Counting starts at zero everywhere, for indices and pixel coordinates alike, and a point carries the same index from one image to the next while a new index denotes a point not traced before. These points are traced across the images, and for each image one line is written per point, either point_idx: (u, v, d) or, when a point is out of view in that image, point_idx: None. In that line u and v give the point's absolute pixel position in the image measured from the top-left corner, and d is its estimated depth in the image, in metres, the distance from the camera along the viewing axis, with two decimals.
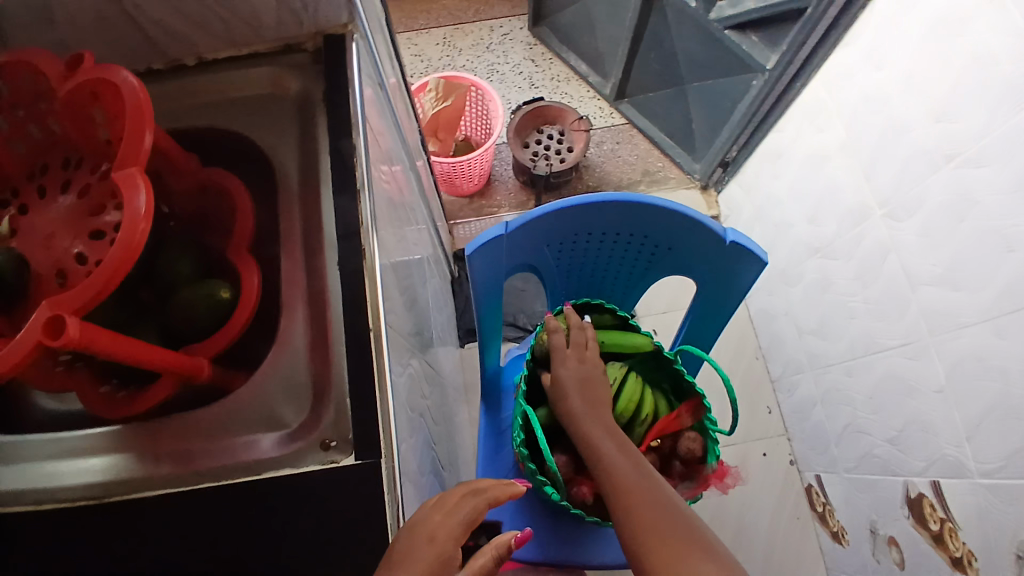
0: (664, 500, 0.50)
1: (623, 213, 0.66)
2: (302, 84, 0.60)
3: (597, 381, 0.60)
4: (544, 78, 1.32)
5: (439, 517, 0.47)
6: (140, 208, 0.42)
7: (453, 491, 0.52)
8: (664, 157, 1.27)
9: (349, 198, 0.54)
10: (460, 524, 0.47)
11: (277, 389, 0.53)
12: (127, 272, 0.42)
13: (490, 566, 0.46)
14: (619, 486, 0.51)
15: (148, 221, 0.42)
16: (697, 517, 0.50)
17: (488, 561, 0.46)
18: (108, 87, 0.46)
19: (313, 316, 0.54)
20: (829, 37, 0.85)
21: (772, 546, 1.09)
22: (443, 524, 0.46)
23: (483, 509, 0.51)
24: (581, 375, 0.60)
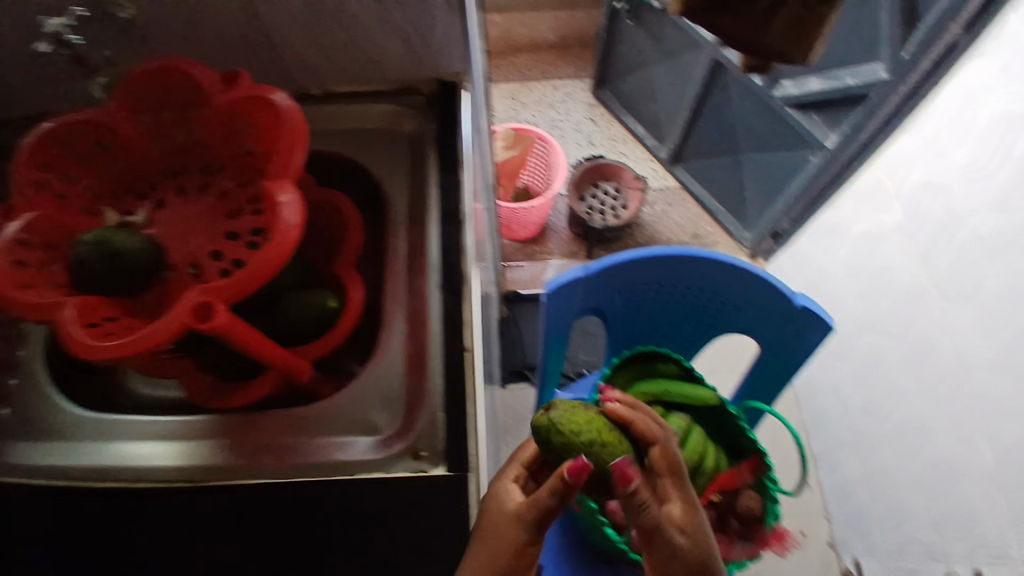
0: None
1: (696, 269, 0.70)
2: (416, 124, 0.65)
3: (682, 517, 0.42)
4: (603, 138, 1.39)
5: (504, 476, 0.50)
6: (291, 219, 0.46)
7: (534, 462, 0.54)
8: (716, 224, 1.32)
9: (454, 228, 0.59)
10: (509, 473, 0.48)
11: (370, 398, 0.56)
12: (275, 272, 0.46)
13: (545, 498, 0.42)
14: None
15: (299, 231, 0.46)
16: None
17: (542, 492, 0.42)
18: (265, 105, 0.50)
19: (412, 333, 0.57)
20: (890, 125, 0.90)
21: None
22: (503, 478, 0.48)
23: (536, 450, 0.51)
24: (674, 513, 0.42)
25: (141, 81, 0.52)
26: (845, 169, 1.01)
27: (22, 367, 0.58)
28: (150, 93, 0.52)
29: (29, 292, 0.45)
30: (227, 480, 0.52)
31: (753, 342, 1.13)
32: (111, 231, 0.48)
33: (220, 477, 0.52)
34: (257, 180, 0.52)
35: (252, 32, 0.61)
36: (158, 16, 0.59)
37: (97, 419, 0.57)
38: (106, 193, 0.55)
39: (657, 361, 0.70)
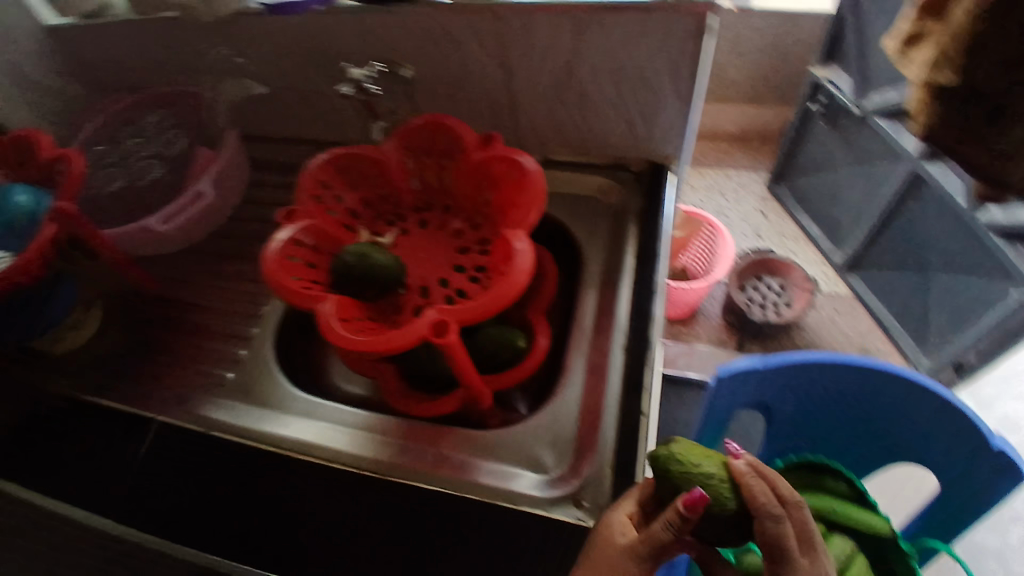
0: None
1: (881, 383, 0.69)
2: (622, 198, 0.70)
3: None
4: (771, 232, 1.38)
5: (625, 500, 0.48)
6: (526, 265, 0.51)
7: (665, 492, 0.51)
8: (888, 341, 1.25)
9: (647, 298, 0.62)
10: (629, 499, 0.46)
11: (543, 437, 0.59)
12: (502, 308, 0.51)
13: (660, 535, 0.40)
14: None
15: (527, 277, 0.51)
16: None
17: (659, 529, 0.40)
18: (512, 166, 0.57)
19: (590, 387, 0.60)
20: None
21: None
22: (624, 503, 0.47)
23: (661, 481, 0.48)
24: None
25: (415, 133, 0.61)
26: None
27: (254, 341, 0.70)
28: (419, 141, 0.62)
29: (301, 285, 0.55)
30: (408, 479, 0.58)
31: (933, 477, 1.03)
32: (370, 249, 0.57)
33: (400, 475, 0.58)
34: (494, 228, 0.61)
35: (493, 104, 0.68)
36: (429, 82, 0.67)
37: (306, 400, 0.66)
38: (359, 213, 0.65)
39: (824, 476, 0.67)
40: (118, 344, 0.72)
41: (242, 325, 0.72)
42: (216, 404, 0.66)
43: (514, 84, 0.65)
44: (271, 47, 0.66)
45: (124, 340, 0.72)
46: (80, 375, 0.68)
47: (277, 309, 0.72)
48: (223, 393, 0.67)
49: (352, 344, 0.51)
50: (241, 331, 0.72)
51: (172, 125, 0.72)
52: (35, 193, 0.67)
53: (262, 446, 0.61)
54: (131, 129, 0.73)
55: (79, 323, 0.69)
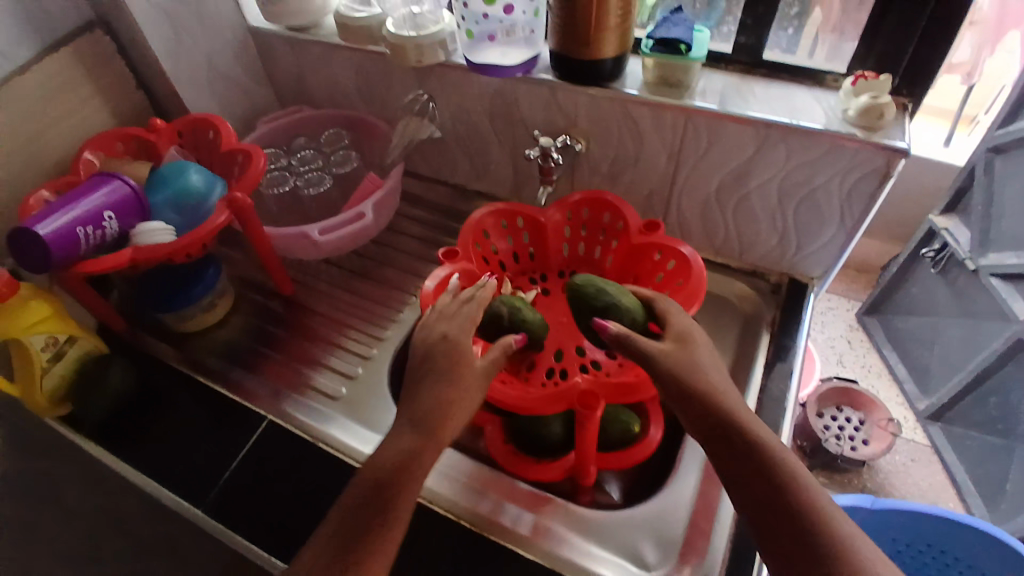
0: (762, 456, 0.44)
1: (979, 542, 0.75)
2: (758, 308, 0.71)
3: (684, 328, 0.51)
4: (855, 363, 1.35)
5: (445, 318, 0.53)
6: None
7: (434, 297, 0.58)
8: (959, 500, 1.17)
9: (774, 413, 0.61)
10: (465, 323, 0.53)
11: (646, 531, 0.58)
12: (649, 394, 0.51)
13: (499, 358, 0.51)
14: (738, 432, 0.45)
15: None
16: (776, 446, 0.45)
17: (499, 356, 0.51)
18: (675, 256, 0.59)
19: (703, 491, 0.59)
20: None
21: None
22: (452, 326, 0.52)
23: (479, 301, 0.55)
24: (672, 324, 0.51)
25: (581, 205, 0.64)
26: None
27: (369, 361, 0.72)
28: (582, 213, 0.65)
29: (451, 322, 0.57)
30: (506, 539, 0.56)
31: None
32: (518, 301, 0.58)
33: (499, 533, 0.56)
34: None
35: (651, 193, 0.71)
36: (591, 161, 0.71)
37: None
38: (507, 264, 0.67)
39: None
40: (240, 334, 0.75)
41: (357, 343, 0.73)
42: (321, 417, 0.66)
43: (679, 177, 0.68)
44: (457, 99, 0.72)
45: (244, 334, 0.76)
46: (199, 359, 0.73)
47: (395, 336, 0.74)
48: (333, 408, 0.68)
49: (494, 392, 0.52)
50: (358, 349, 0.73)
51: (343, 146, 0.78)
52: (208, 175, 0.70)
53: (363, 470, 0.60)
54: (303, 141, 0.79)
55: (212, 307, 0.74)
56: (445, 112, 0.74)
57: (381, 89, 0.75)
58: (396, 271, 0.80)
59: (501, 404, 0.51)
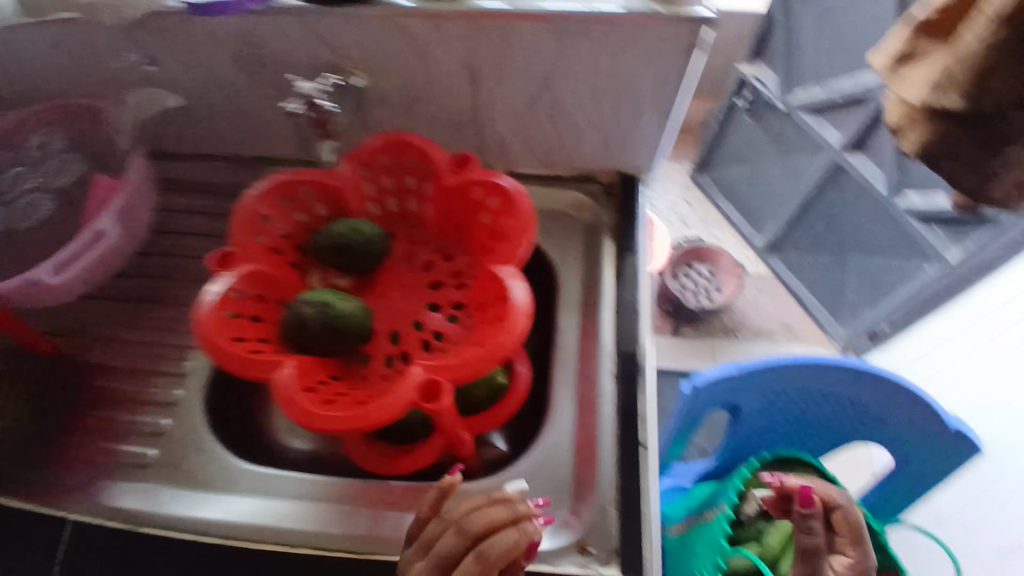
0: None
1: (847, 380, 0.71)
2: (597, 216, 0.68)
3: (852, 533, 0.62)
4: (697, 219, 1.43)
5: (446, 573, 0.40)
6: (527, 308, 0.46)
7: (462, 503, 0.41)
8: (806, 316, 1.30)
9: (630, 321, 0.60)
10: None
11: (536, 484, 0.55)
12: (506, 358, 0.44)
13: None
14: None
15: (529, 318, 0.45)
16: None
17: None
18: (493, 188, 0.51)
19: (581, 421, 0.57)
20: (1005, 240, 0.91)
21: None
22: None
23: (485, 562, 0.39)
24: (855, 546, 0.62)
25: (372, 152, 0.53)
26: (939, 295, 1.05)
27: (177, 408, 0.58)
28: (379, 160, 0.54)
29: (243, 350, 0.45)
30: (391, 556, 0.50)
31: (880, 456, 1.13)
32: (328, 293, 0.49)
33: (375, 549, 0.51)
34: (474, 257, 0.55)
35: (459, 117, 0.62)
36: (380, 97, 0.60)
37: (244, 471, 0.55)
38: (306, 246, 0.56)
39: (792, 466, 0.72)
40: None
41: (157, 386, 0.60)
42: (136, 490, 0.54)
43: (483, 94, 0.59)
44: (192, 51, 0.56)
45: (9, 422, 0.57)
46: None
47: (201, 363, 0.60)
48: (146, 477, 0.55)
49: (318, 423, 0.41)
50: (158, 396, 0.59)
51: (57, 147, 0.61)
52: None
53: (206, 542, 0.50)
54: None
55: None
56: (179, 71, 0.59)
57: (91, 60, 0.58)
58: (185, 281, 0.65)
59: (343, 428, 0.41)
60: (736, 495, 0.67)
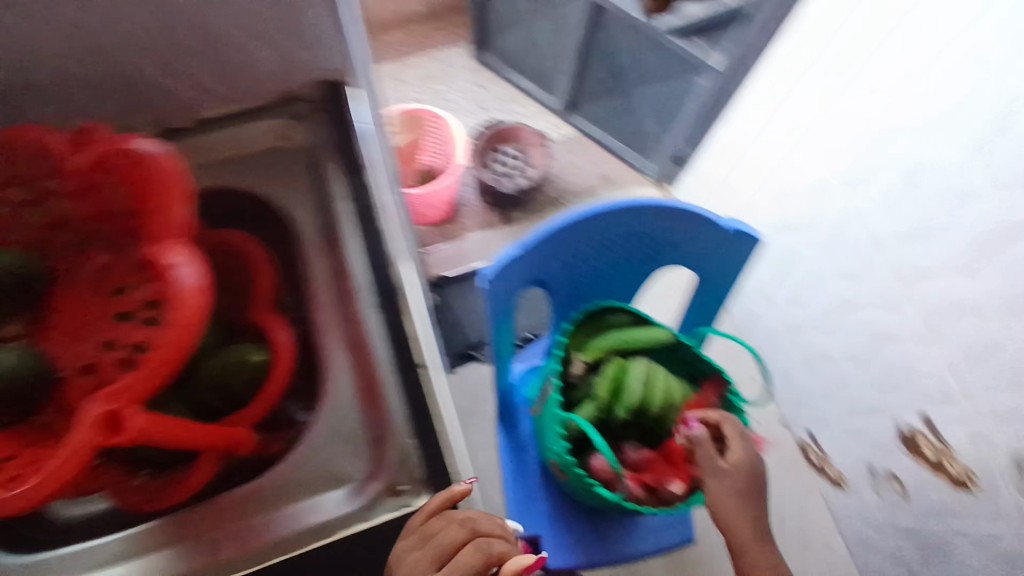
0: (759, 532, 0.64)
1: (626, 216, 0.68)
2: (316, 140, 0.59)
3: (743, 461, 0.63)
4: (492, 100, 1.37)
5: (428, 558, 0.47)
6: (192, 284, 0.46)
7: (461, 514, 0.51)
8: (619, 161, 1.34)
9: (373, 240, 0.55)
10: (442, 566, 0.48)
11: (330, 446, 0.52)
12: (188, 344, 0.45)
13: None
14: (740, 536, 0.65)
15: (199, 291, 0.46)
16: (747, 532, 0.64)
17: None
18: (124, 161, 0.49)
19: (357, 364, 0.53)
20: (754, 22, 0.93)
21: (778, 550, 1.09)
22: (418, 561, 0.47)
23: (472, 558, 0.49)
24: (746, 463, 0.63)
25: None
26: (722, 99, 1.06)
27: None
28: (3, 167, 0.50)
29: None
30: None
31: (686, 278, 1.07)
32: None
33: None
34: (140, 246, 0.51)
35: None
36: None
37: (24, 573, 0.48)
38: None
39: (607, 315, 0.72)
40: None
41: None
42: None
43: None
44: None
45: None
46: None
47: None
48: None
49: (18, 500, 0.41)
50: None
51: None
52: None
53: None
54: None
55: None
56: None
57: None
58: None
59: (27, 503, 0.40)
60: (558, 363, 0.69)
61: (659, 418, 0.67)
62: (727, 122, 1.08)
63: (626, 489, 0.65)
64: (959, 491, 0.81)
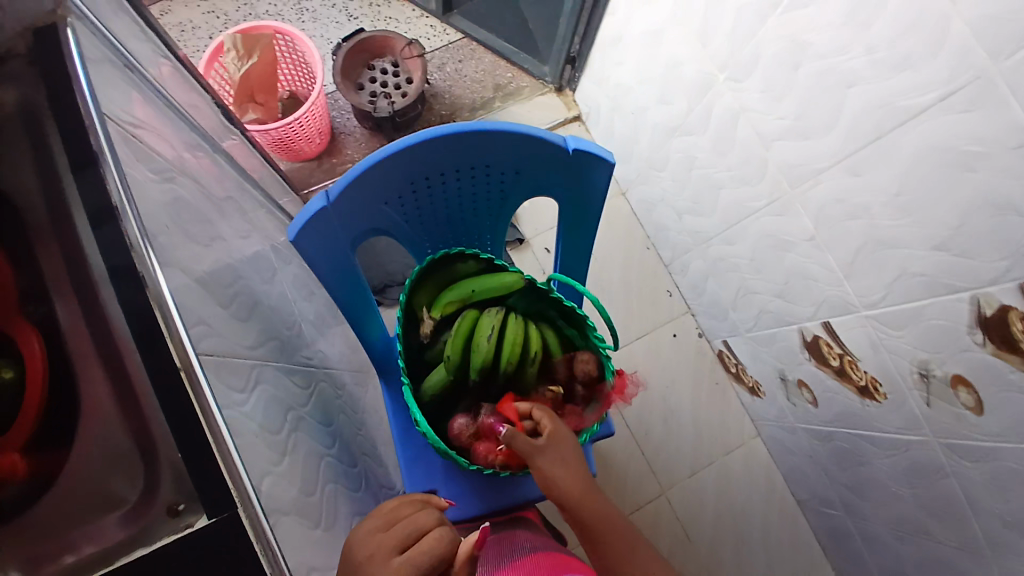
0: (592, 503, 0.59)
1: (454, 145, 0.58)
2: (15, 92, 0.46)
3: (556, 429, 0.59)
4: (360, 7, 1.21)
5: (389, 540, 0.50)
6: None
7: (434, 516, 0.53)
8: (511, 67, 1.20)
9: (113, 225, 0.45)
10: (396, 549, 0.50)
11: (96, 464, 0.42)
12: None
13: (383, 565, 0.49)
14: (576, 511, 0.59)
15: None
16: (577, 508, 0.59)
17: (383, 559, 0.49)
18: None
19: (112, 371, 0.43)
20: None
21: (700, 461, 1.09)
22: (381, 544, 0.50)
23: (425, 545, 0.49)
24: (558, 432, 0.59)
25: None
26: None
27: None
28: None
29: None
30: None
31: (550, 202, 1.11)
32: None
33: None
34: None
35: None
36: None
37: None
38: None
39: (452, 264, 0.63)
40: None
41: None
42: None
43: None
44: None
45: None
46: None
47: None
48: None
49: None
50: None
51: None
52: None
53: None
54: None
55: None
56: None
57: None
58: None
59: None
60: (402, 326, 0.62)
61: (516, 370, 0.61)
62: (609, 11, 0.96)
63: (483, 457, 0.62)
64: (863, 396, 0.78)
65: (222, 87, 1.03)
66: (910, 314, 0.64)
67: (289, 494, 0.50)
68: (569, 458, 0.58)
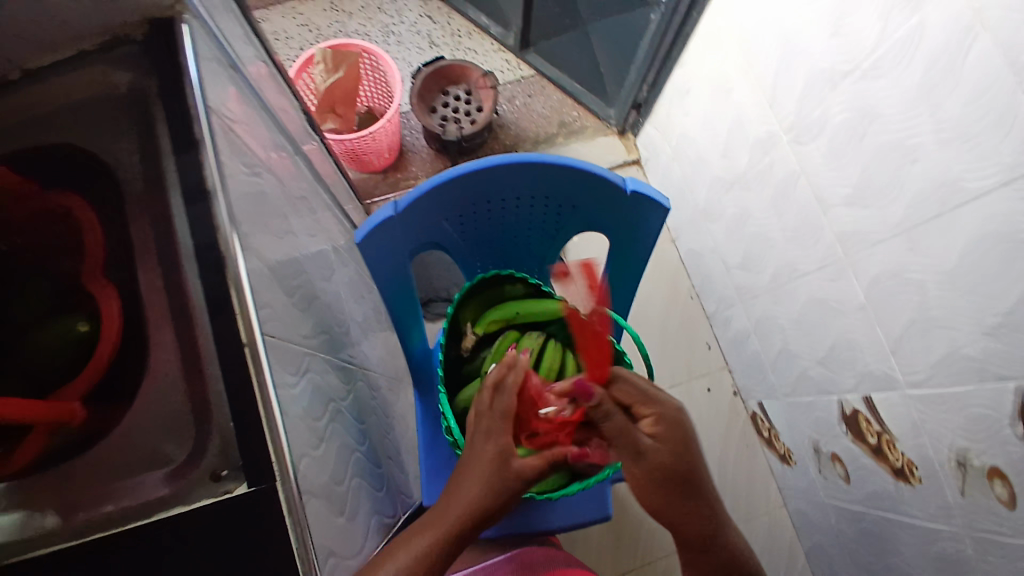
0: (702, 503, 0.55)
1: (519, 172, 0.61)
2: (135, 78, 0.52)
3: (668, 421, 0.55)
4: (443, 36, 1.28)
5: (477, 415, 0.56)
6: None
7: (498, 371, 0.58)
8: (578, 106, 1.25)
9: (202, 204, 0.49)
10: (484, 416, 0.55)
11: (152, 423, 0.46)
12: None
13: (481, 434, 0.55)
14: (684, 514, 0.55)
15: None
16: (684, 508, 0.55)
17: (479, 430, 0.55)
18: None
19: (181, 339, 0.47)
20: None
21: None
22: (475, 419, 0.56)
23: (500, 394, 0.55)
24: (669, 420, 0.55)
25: None
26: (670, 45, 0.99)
27: None
28: None
29: None
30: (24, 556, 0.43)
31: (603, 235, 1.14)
32: None
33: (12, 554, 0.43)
34: None
35: None
36: None
37: None
38: None
39: (500, 284, 0.66)
40: None
41: None
42: None
43: None
44: None
45: None
46: None
47: None
48: None
49: None
50: None
51: None
52: None
53: None
54: None
55: None
56: None
57: None
58: None
59: None
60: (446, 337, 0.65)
61: None
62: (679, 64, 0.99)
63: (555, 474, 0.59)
64: (898, 478, 0.76)
65: (306, 95, 1.09)
66: (955, 398, 0.63)
67: (321, 479, 0.53)
68: (679, 452, 0.55)
